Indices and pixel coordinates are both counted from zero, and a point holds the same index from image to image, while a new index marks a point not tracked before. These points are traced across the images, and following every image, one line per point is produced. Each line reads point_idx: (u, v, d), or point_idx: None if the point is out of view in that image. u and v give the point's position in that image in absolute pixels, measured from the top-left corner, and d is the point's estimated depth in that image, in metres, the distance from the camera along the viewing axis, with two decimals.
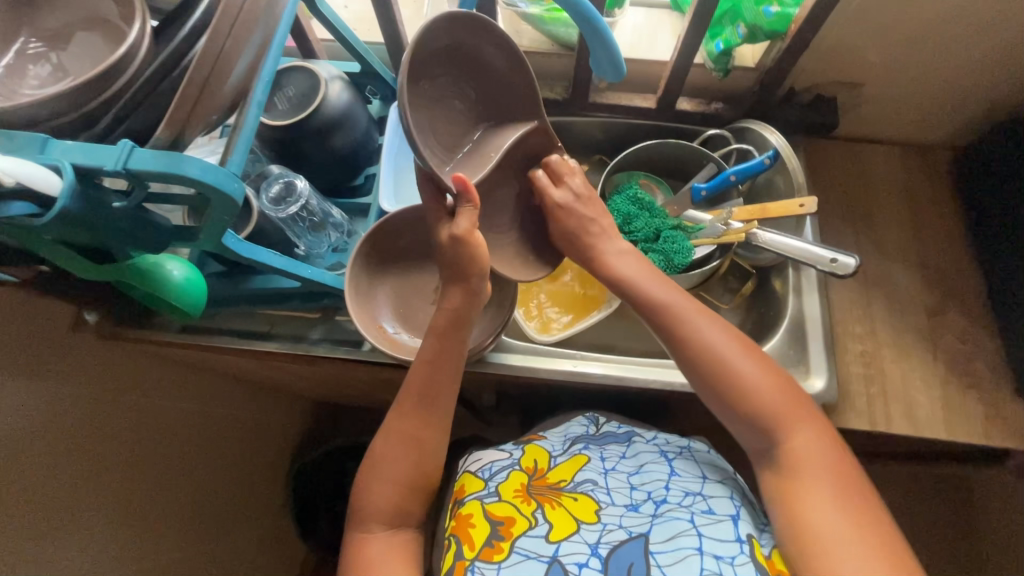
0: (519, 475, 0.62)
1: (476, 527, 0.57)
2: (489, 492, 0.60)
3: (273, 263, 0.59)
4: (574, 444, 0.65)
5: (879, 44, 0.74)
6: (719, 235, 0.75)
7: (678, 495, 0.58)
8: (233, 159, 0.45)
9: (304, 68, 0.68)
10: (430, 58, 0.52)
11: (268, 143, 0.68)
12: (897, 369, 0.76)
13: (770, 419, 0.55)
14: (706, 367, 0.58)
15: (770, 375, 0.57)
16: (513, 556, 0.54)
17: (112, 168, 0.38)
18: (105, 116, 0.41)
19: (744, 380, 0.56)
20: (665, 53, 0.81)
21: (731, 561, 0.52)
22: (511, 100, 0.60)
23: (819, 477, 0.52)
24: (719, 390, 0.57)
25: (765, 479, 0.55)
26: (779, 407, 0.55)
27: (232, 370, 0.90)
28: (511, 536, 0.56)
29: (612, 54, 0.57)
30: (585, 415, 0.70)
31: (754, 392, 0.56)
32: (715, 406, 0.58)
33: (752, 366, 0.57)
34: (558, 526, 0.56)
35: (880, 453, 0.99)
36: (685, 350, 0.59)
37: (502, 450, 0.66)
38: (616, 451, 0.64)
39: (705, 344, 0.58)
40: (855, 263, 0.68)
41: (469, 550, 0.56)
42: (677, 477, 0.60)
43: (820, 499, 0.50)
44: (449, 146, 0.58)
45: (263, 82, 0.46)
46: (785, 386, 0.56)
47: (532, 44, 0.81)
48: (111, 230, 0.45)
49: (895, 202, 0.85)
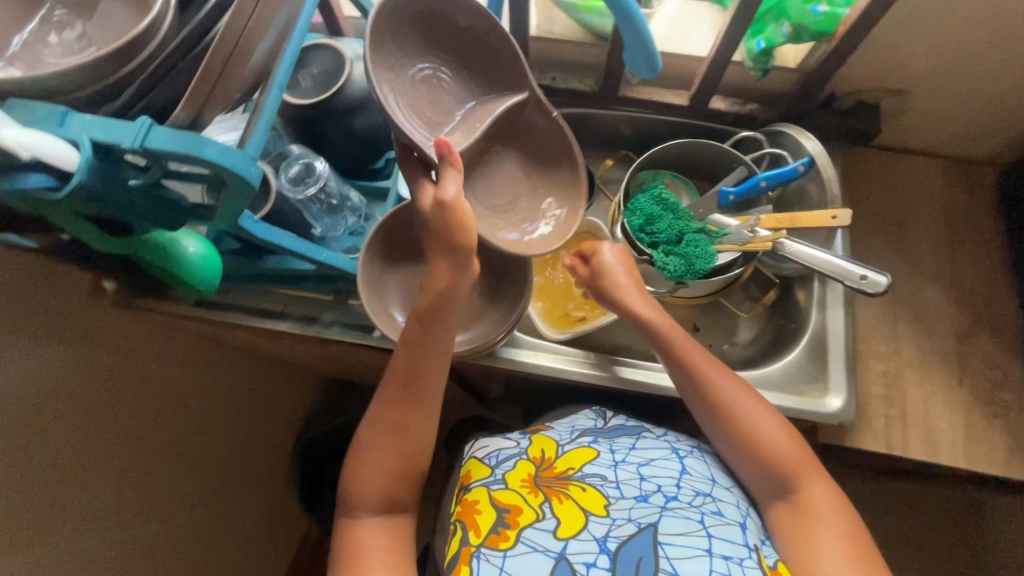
0: (526, 466, 0.61)
1: (482, 513, 0.57)
2: (495, 479, 0.60)
3: (288, 246, 0.59)
4: (582, 435, 0.64)
5: (932, 51, 0.70)
6: (744, 242, 0.71)
7: (688, 494, 0.57)
8: (251, 142, 0.44)
9: (330, 46, 0.67)
10: (407, 35, 0.55)
11: (290, 122, 0.67)
12: (920, 392, 0.73)
13: (776, 465, 0.56)
14: (718, 409, 0.59)
15: (776, 424, 0.58)
16: (519, 546, 0.53)
17: (130, 145, 0.37)
18: (124, 92, 0.40)
19: (754, 423, 0.58)
20: (703, 48, 0.77)
21: (740, 561, 0.50)
22: (505, 67, 0.59)
23: (831, 523, 0.53)
24: (734, 439, 0.58)
25: (773, 520, 0.56)
26: (790, 452, 0.56)
27: (244, 345, 0.90)
28: (517, 525, 0.55)
29: (647, 48, 0.54)
30: (591, 410, 0.70)
31: (765, 437, 0.57)
32: (726, 448, 0.59)
33: (765, 416, 0.58)
34: (568, 522, 0.54)
35: (889, 471, 0.97)
36: (699, 390, 0.61)
37: (509, 439, 0.65)
38: (625, 443, 0.64)
39: (717, 385, 0.60)
40: (886, 281, 0.65)
41: (475, 536, 0.55)
42: (688, 475, 0.59)
43: (830, 545, 0.51)
44: (436, 119, 0.57)
45: (285, 62, 0.44)
46: (792, 431, 0.58)
47: (563, 33, 0.78)
48: (130, 206, 0.44)
49: (933, 218, 0.81)
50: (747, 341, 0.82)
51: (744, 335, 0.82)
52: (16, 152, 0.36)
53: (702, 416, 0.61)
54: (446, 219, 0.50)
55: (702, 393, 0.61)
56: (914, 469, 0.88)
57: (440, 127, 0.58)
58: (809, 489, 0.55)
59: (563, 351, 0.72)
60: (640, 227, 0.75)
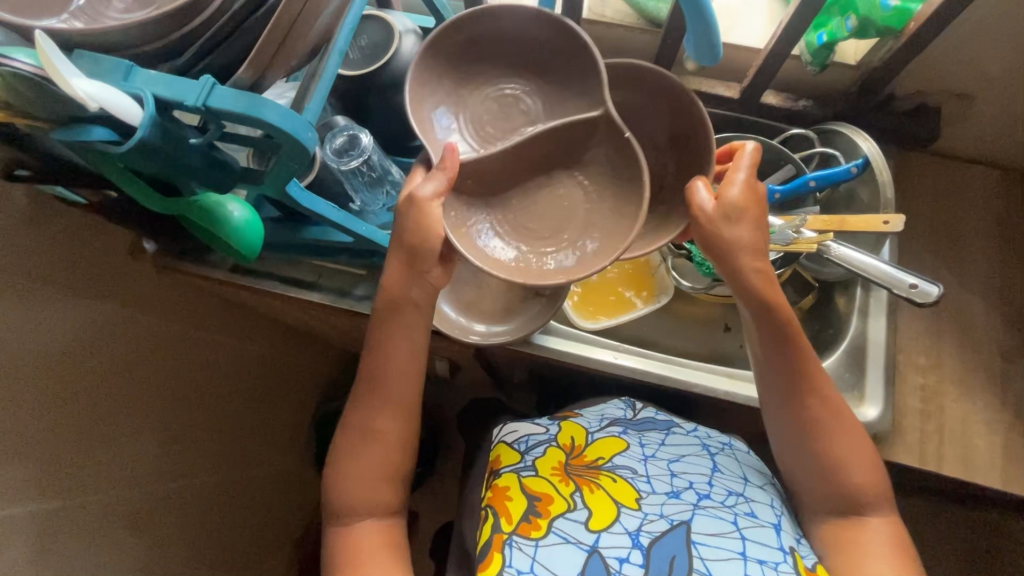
0: (557, 453, 0.59)
1: (513, 500, 0.56)
2: (525, 465, 0.59)
3: (330, 217, 0.59)
4: (612, 424, 0.63)
5: (1004, 54, 0.68)
6: (787, 243, 0.69)
7: (721, 493, 0.56)
8: (308, 107, 0.44)
9: (379, 17, 0.66)
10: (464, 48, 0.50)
11: (337, 93, 0.67)
12: (958, 409, 0.71)
13: (844, 474, 0.53)
14: (813, 424, 0.54)
15: (851, 433, 0.54)
16: (551, 536, 0.53)
17: (192, 103, 0.37)
18: (189, 50, 0.40)
19: (840, 444, 0.54)
20: (759, 39, 0.75)
21: (775, 566, 0.50)
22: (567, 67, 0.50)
23: (879, 544, 0.52)
24: (806, 442, 0.54)
25: (822, 534, 0.55)
26: (866, 480, 0.53)
27: (275, 313, 0.91)
28: (549, 515, 0.55)
29: (712, 37, 0.52)
30: (623, 400, 0.69)
31: (846, 458, 0.54)
32: (796, 448, 0.55)
33: (844, 423, 0.55)
34: (599, 515, 0.54)
35: (911, 486, 0.94)
36: (798, 394, 0.55)
37: (538, 424, 0.64)
38: (655, 438, 0.62)
39: (820, 394, 0.55)
40: (937, 292, 0.62)
41: (507, 523, 0.55)
42: (720, 474, 0.59)
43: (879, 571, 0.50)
44: (484, 134, 0.52)
45: (346, 29, 0.44)
46: (872, 457, 0.55)
47: (615, 16, 0.76)
48: (187, 167, 0.45)
49: (986, 228, 0.78)
50: None
51: None
52: (85, 102, 0.36)
53: (784, 418, 0.55)
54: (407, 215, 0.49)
55: (801, 396, 0.54)
56: (939, 486, 0.86)
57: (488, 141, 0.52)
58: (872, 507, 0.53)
59: (593, 339, 0.72)
60: None
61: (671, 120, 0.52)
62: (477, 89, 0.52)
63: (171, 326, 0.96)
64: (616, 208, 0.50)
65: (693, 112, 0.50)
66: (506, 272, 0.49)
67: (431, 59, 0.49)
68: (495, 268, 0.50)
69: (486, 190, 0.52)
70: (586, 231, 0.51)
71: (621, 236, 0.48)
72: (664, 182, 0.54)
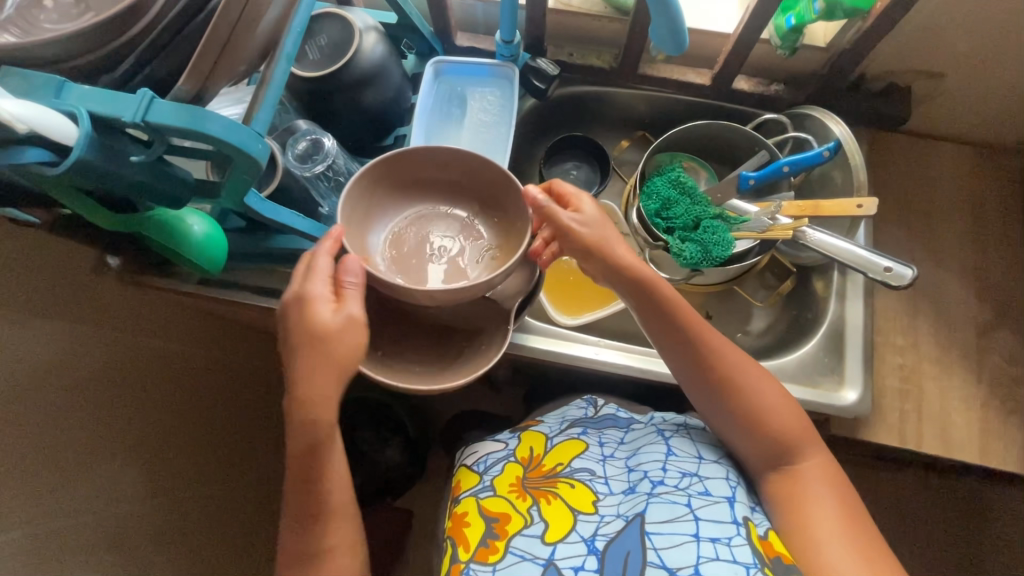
0: (515, 468, 0.60)
1: (471, 526, 0.57)
2: (484, 486, 0.60)
3: (296, 226, 0.57)
4: (572, 426, 0.64)
5: (971, 31, 0.67)
6: (762, 230, 0.69)
7: (674, 477, 0.56)
8: (258, 116, 0.41)
9: (338, 15, 0.65)
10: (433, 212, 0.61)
11: (297, 95, 0.65)
12: (937, 386, 0.72)
13: (776, 440, 0.55)
14: (735, 395, 0.56)
15: (779, 398, 0.56)
16: (508, 557, 0.54)
17: (130, 119, 0.35)
18: (128, 58, 0.38)
19: (767, 411, 0.56)
20: (729, 24, 0.73)
21: (727, 541, 0.50)
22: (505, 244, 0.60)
23: (826, 502, 0.53)
24: (730, 415, 0.56)
25: (766, 492, 0.56)
26: (796, 429, 0.56)
27: (250, 322, 0.89)
28: (506, 535, 0.55)
29: (675, 22, 0.51)
30: (584, 398, 0.69)
31: (773, 412, 0.56)
32: (723, 424, 0.57)
33: (767, 391, 0.56)
34: (555, 525, 0.55)
35: (894, 462, 0.96)
36: (707, 371, 0.57)
37: (498, 440, 0.64)
38: (614, 436, 0.63)
39: (727, 361, 0.57)
40: (912, 274, 0.62)
41: (464, 551, 0.56)
42: (674, 457, 0.58)
43: (824, 514, 0.52)
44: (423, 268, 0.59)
45: (294, 34, 0.42)
46: (790, 402, 0.57)
47: (582, 6, 0.74)
48: (136, 186, 0.42)
49: (959, 206, 0.78)
50: (761, 330, 0.80)
51: (758, 324, 0.80)
52: (13, 125, 0.34)
53: (699, 394, 0.58)
54: (345, 339, 0.47)
55: (711, 374, 0.56)
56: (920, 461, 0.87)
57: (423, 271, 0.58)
58: (810, 474, 0.55)
59: (570, 335, 0.71)
60: (656, 211, 0.74)
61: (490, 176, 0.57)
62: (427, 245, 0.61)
63: (145, 340, 0.94)
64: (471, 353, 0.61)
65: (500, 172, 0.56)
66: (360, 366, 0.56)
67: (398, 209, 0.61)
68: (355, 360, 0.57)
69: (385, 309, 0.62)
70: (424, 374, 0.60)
71: (459, 371, 0.60)
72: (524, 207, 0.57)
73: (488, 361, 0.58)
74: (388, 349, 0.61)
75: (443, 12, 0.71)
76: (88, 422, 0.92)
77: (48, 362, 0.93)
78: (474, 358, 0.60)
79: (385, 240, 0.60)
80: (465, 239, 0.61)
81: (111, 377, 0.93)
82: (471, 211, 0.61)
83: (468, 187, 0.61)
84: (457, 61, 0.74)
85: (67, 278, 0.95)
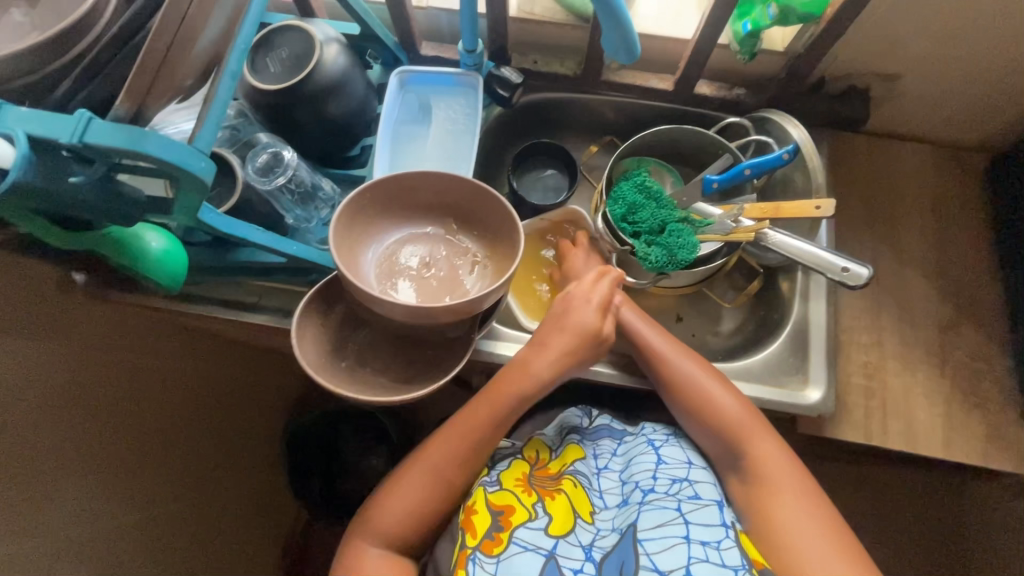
0: (521, 465, 0.62)
1: (478, 514, 0.57)
2: (490, 479, 0.60)
3: (254, 240, 0.57)
4: (570, 434, 0.66)
5: (923, 35, 0.69)
6: (727, 233, 0.70)
7: (665, 484, 0.59)
8: (201, 135, 0.41)
9: (298, 27, 0.65)
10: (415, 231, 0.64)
11: (259, 108, 0.66)
12: (901, 383, 0.73)
13: (738, 444, 0.58)
14: (698, 403, 0.60)
15: (742, 406, 0.60)
16: (512, 547, 0.55)
17: (67, 140, 0.35)
18: (69, 77, 0.39)
19: (731, 419, 0.59)
20: (688, 30, 0.74)
21: (717, 545, 0.53)
22: (490, 256, 0.62)
23: (796, 507, 0.53)
24: (698, 422, 0.61)
25: (742, 503, 0.57)
26: (743, 420, 0.58)
27: (224, 333, 0.89)
28: (510, 526, 0.56)
29: (626, 34, 0.52)
30: (579, 407, 0.70)
31: (727, 416, 0.59)
32: (694, 431, 0.61)
33: (729, 400, 0.60)
34: (558, 520, 0.57)
35: (867, 457, 0.97)
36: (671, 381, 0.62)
37: (504, 442, 0.67)
38: (608, 447, 0.65)
39: (689, 370, 0.62)
40: (868, 273, 0.63)
41: (471, 538, 0.56)
42: (664, 464, 0.60)
43: (794, 517, 0.53)
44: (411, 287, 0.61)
45: (238, 52, 0.42)
46: (752, 410, 0.60)
47: (543, 14, 0.75)
48: (84, 206, 0.42)
49: (920, 204, 0.80)
50: (731, 331, 0.81)
51: (727, 325, 0.81)
52: None
53: (671, 403, 0.63)
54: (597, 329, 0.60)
55: (675, 383, 0.62)
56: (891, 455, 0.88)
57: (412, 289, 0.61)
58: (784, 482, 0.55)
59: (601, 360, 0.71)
60: (622, 215, 0.74)
61: (470, 191, 0.61)
62: (410, 263, 0.63)
63: (117, 354, 0.93)
64: (439, 363, 0.62)
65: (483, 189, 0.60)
66: (328, 383, 0.57)
67: (380, 222, 0.62)
68: (321, 376, 0.58)
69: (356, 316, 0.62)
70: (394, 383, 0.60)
71: (424, 380, 0.61)
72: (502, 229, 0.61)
73: (453, 367, 0.60)
74: (353, 363, 0.61)
75: (406, 23, 0.72)
76: (60, 438, 0.91)
77: (19, 379, 0.92)
78: (440, 368, 0.61)
79: (377, 256, 0.62)
80: (452, 251, 0.63)
81: (84, 392, 0.92)
82: (450, 227, 0.64)
83: (446, 205, 0.63)
84: (421, 71, 0.74)
85: (38, 294, 0.94)
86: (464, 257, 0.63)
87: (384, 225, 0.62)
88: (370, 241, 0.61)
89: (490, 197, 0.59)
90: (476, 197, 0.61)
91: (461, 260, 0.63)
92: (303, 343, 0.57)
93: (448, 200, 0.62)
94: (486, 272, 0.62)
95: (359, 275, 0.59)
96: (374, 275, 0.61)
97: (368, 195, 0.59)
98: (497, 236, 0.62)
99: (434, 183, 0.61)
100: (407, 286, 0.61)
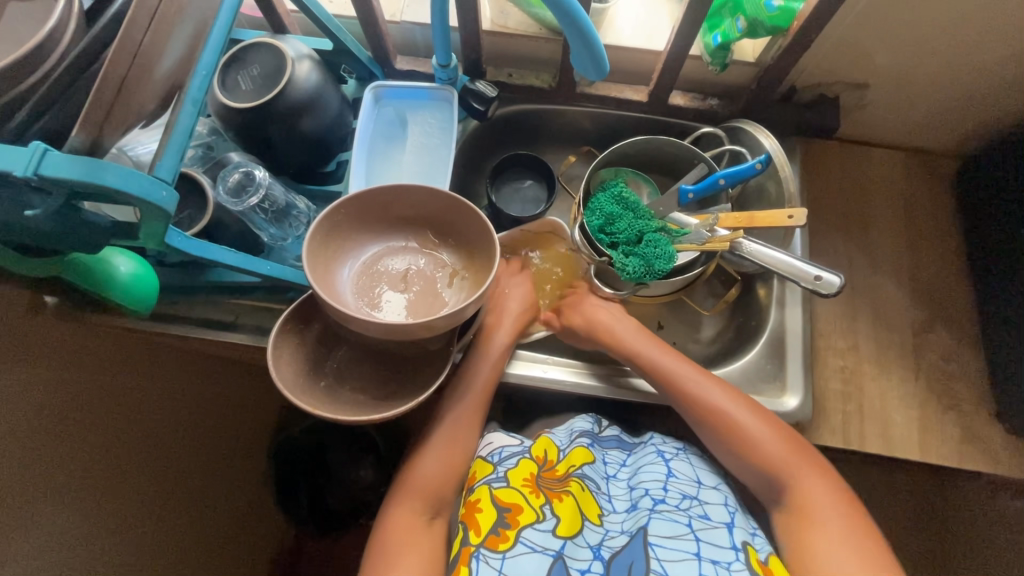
0: (529, 465, 0.62)
1: (483, 512, 0.57)
2: (498, 477, 0.61)
3: (225, 262, 0.55)
4: (580, 437, 0.67)
5: (888, 47, 0.70)
6: (703, 242, 0.70)
7: (675, 497, 0.59)
8: (164, 163, 0.41)
9: (270, 44, 0.64)
10: (399, 244, 0.64)
11: (230, 126, 0.65)
12: (878, 386, 0.74)
13: (780, 470, 0.59)
14: (731, 434, 0.61)
15: (776, 434, 0.60)
16: (518, 546, 0.54)
17: (21, 173, 0.35)
18: (21, 106, 0.38)
19: (767, 446, 0.60)
20: (661, 41, 0.75)
21: (727, 565, 0.51)
22: (474, 265, 0.62)
23: (837, 533, 0.53)
24: (735, 449, 0.61)
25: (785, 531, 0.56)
26: (780, 453, 0.59)
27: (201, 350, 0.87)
28: (517, 524, 0.56)
29: (594, 51, 0.52)
30: (589, 415, 0.72)
31: (764, 445, 0.60)
32: (728, 457, 0.62)
33: (764, 429, 0.61)
34: (565, 522, 0.56)
35: (850, 459, 0.98)
36: (701, 410, 0.64)
37: (513, 436, 0.67)
38: (616, 457, 0.67)
39: (722, 400, 0.63)
40: (840, 282, 0.64)
41: (475, 536, 0.55)
42: (674, 478, 0.61)
43: (837, 544, 0.52)
44: (399, 308, 0.60)
45: (200, 78, 0.42)
46: (789, 437, 0.61)
47: (517, 28, 0.75)
48: (48, 233, 0.42)
49: (893, 209, 0.81)
50: (711, 338, 0.81)
51: (707, 332, 0.81)
52: None
53: (706, 431, 0.64)
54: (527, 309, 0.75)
55: (706, 415, 0.63)
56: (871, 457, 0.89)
57: (399, 309, 0.60)
58: (827, 507, 0.55)
59: (595, 373, 0.72)
60: (600, 226, 0.74)
61: (441, 201, 0.60)
62: (393, 279, 0.62)
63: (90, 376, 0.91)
64: (423, 382, 0.61)
65: (450, 197, 0.59)
66: (304, 404, 0.55)
67: (366, 239, 0.62)
68: (298, 396, 0.56)
69: (335, 336, 0.62)
70: (372, 401, 0.60)
71: (406, 397, 0.60)
72: (478, 246, 0.61)
73: (433, 381, 0.60)
74: (332, 382, 0.60)
75: (381, 39, 0.72)
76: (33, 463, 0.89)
77: None
78: (421, 383, 0.61)
79: (353, 274, 0.61)
80: (432, 264, 0.63)
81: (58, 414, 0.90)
82: (427, 241, 0.64)
83: (426, 219, 0.63)
84: (395, 85, 0.74)
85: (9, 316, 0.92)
86: (446, 266, 0.63)
87: (371, 243, 0.62)
88: (355, 260, 0.62)
89: (459, 204, 0.59)
90: (448, 206, 0.60)
91: (443, 270, 0.63)
92: (279, 363, 0.56)
93: (426, 211, 0.62)
94: (466, 281, 0.62)
95: (342, 295, 0.59)
96: (350, 292, 0.60)
97: (343, 211, 0.58)
98: (472, 243, 0.61)
99: (430, 197, 0.60)
100: (392, 305, 0.60)
